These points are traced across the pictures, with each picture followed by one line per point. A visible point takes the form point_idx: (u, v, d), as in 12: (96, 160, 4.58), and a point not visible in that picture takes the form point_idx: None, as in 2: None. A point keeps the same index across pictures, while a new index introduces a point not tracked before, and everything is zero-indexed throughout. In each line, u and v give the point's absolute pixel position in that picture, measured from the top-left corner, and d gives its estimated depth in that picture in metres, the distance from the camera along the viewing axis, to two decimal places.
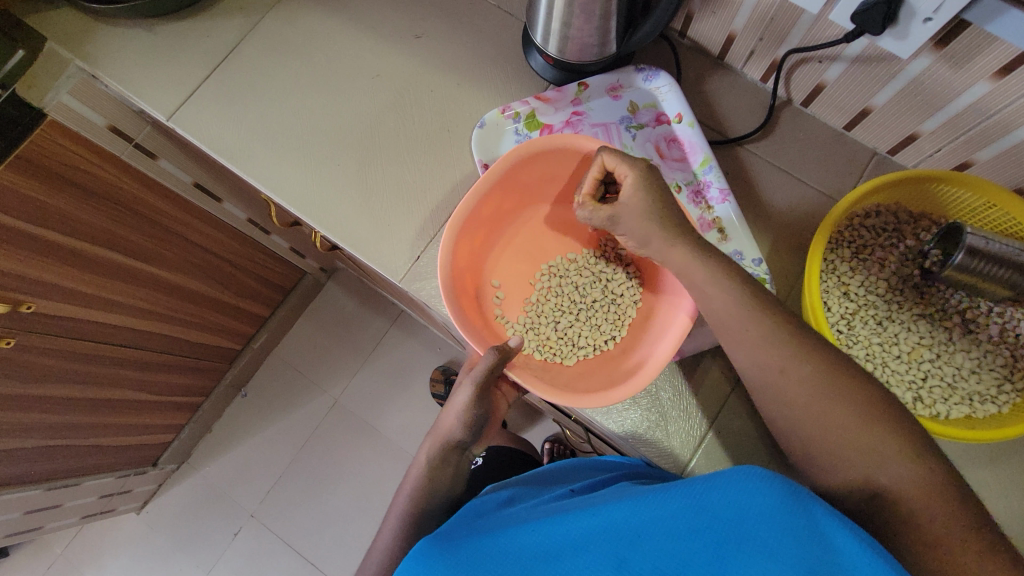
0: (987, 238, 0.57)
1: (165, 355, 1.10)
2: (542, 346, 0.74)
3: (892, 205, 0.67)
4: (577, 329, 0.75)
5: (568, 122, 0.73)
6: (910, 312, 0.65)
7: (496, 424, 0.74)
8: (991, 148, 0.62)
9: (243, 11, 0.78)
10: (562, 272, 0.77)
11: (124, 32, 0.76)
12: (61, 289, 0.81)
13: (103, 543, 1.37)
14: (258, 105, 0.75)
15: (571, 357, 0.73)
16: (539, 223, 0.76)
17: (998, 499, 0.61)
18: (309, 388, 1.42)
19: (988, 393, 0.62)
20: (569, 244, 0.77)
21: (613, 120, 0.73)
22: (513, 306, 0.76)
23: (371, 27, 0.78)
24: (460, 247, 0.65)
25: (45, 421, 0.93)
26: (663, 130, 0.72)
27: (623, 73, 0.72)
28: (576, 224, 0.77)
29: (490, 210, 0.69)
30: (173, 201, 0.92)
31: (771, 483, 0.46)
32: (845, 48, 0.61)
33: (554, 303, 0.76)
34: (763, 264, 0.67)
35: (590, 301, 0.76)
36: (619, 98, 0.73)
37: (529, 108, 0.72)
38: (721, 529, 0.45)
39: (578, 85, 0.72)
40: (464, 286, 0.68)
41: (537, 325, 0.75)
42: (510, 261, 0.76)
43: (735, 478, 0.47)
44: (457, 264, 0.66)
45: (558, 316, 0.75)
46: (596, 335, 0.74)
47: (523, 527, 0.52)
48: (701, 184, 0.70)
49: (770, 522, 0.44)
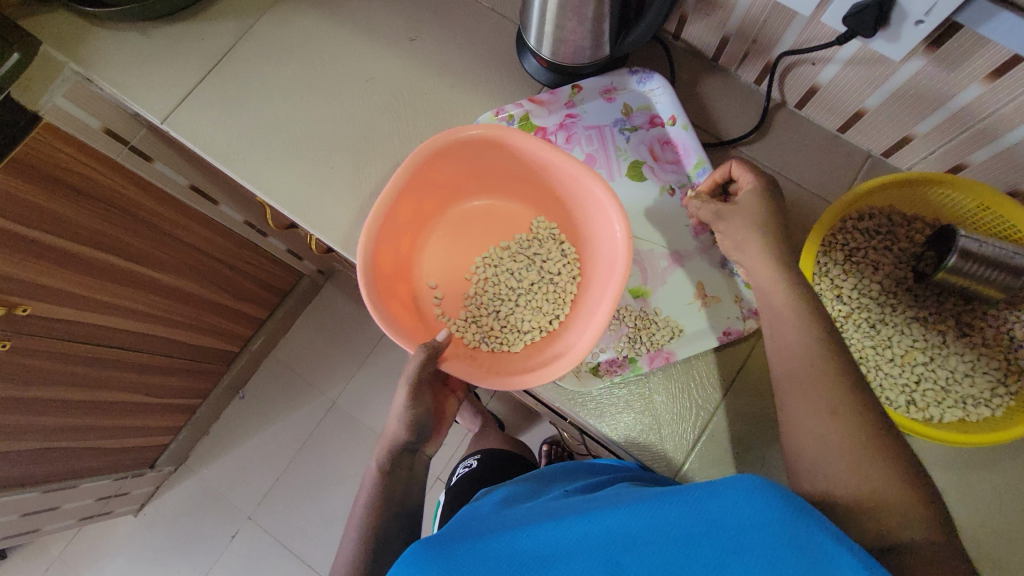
0: (981, 241, 0.57)
1: (162, 357, 1.10)
2: (488, 338, 0.74)
3: (886, 208, 0.67)
4: (519, 314, 0.75)
5: (562, 124, 0.73)
6: (903, 315, 0.65)
7: (445, 421, 0.77)
8: (985, 150, 0.61)
9: (238, 14, 0.78)
10: (497, 260, 0.77)
11: (119, 35, 0.76)
12: (58, 293, 0.81)
13: (101, 545, 1.37)
14: (252, 108, 0.75)
15: (519, 343, 0.73)
16: (465, 218, 0.78)
17: (993, 502, 0.61)
18: (307, 390, 1.42)
19: (981, 396, 0.61)
20: (501, 232, 0.78)
21: (607, 123, 0.73)
22: (453, 303, 0.76)
23: (365, 29, 0.78)
24: (382, 252, 0.66)
25: (42, 424, 0.93)
26: (657, 132, 0.72)
27: (617, 75, 0.72)
28: (503, 212, 0.78)
29: (407, 214, 0.70)
30: (169, 204, 0.92)
31: (769, 492, 0.45)
32: (837, 50, 0.61)
33: (492, 292, 0.76)
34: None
35: (527, 285, 0.76)
36: (613, 100, 0.73)
37: (523, 111, 0.72)
38: (713, 538, 0.45)
39: (572, 87, 0.72)
40: (394, 290, 0.69)
41: (480, 318, 0.75)
42: (442, 260, 0.77)
43: (731, 488, 0.47)
44: (382, 270, 0.66)
45: (498, 304, 0.76)
46: (538, 317, 0.74)
47: (517, 532, 0.52)
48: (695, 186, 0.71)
49: (763, 533, 0.43)
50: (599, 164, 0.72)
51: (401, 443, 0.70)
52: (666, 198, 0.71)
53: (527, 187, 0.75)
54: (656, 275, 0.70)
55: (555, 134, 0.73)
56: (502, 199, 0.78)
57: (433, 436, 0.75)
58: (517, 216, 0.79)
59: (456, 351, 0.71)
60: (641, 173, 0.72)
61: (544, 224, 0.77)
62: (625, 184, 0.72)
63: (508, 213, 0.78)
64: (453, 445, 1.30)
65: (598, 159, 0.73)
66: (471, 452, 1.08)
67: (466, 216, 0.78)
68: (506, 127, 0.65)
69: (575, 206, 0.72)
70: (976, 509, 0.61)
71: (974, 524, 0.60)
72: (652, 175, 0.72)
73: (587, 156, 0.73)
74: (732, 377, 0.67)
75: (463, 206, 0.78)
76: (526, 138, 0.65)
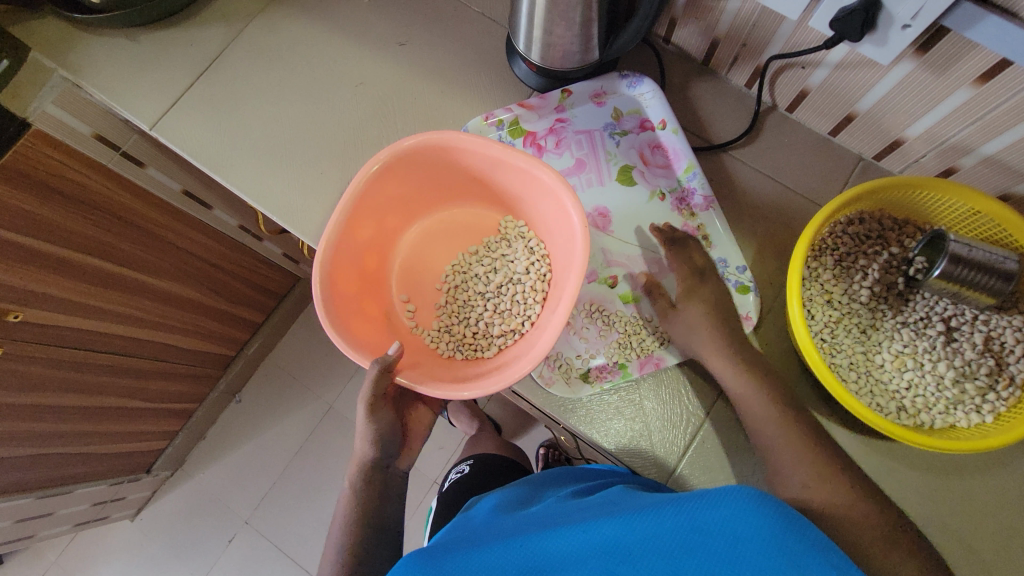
0: (970, 245, 0.57)
1: (157, 362, 1.10)
2: (462, 345, 0.74)
3: (876, 212, 0.67)
4: (490, 320, 0.74)
5: (552, 129, 0.73)
6: (894, 320, 0.64)
7: (415, 436, 0.78)
8: (976, 154, 0.61)
9: (228, 19, 0.78)
10: (465, 267, 0.77)
11: (109, 41, 0.76)
12: (51, 300, 0.81)
13: (97, 550, 1.37)
14: (242, 114, 0.75)
15: (490, 349, 0.73)
16: (433, 230, 0.78)
17: (986, 507, 0.60)
18: (303, 394, 1.41)
19: (972, 402, 0.60)
20: (470, 239, 0.78)
21: (597, 127, 0.73)
22: (425, 313, 0.77)
23: (355, 34, 0.77)
24: (342, 274, 0.66)
25: (36, 430, 0.93)
26: (647, 136, 0.72)
27: (607, 79, 0.72)
28: (472, 218, 0.78)
29: (369, 231, 0.70)
30: (162, 209, 0.91)
31: (761, 501, 0.45)
32: (826, 54, 0.61)
33: (461, 300, 0.76)
34: (748, 271, 0.68)
35: (496, 288, 0.76)
36: (603, 104, 0.73)
37: (513, 115, 0.72)
38: (711, 551, 0.44)
39: (561, 92, 0.72)
40: (360, 307, 0.69)
41: (451, 327, 0.75)
42: (409, 274, 0.77)
43: (732, 499, 0.46)
44: (344, 289, 0.66)
45: (467, 311, 0.75)
46: (509, 321, 0.73)
47: (512, 541, 0.51)
48: (685, 191, 0.71)
49: (761, 547, 0.42)
50: (588, 168, 0.72)
51: (387, 449, 0.70)
52: (656, 203, 0.71)
53: (490, 190, 0.74)
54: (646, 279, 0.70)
55: (545, 139, 0.73)
56: (468, 206, 0.78)
57: (404, 450, 0.75)
58: (484, 220, 0.78)
59: (425, 362, 0.71)
60: (631, 177, 0.72)
61: (511, 224, 0.76)
62: (615, 188, 0.72)
63: (477, 219, 0.78)
64: (450, 449, 1.29)
65: (588, 163, 0.73)
66: (466, 457, 1.08)
67: (434, 228, 0.78)
68: (449, 132, 0.65)
69: (536, 206, 0.70)
70: (968, 514, 0.60)
71: (967, 530, 0.60)
72: (642, 180, 0.71)
73: (577, 159, 0.73)
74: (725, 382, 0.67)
75: (429, 218, 0.78)
76: (473, 140, 0.64)
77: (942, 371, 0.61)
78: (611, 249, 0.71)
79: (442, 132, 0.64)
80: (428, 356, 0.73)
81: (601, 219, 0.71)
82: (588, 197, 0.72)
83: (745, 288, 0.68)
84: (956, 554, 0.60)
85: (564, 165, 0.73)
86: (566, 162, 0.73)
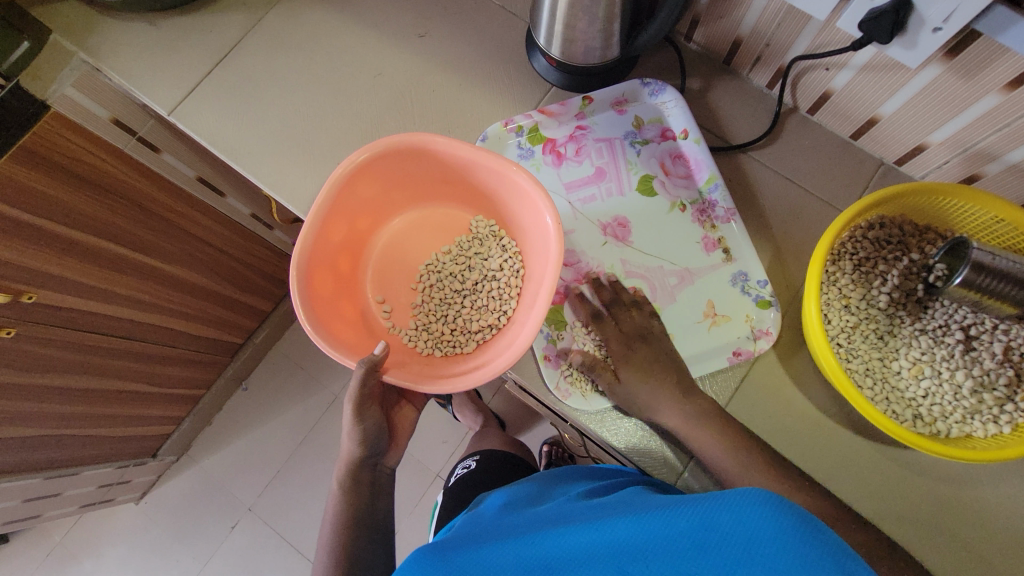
0: (994, 253, 0.56)
1: (166, 347, 1.10)
2: (441, 342, 0.74)
3: (898, 217, 0.66)
4: (467, 317, 0.74)
5: (571, 136, 0.72)
6: (911, 327, 0.64)
7: (401, 433, 0.77)
8: (1001, 161, 0.60)
9: (247, 7, 0.78)
10: (441, 265, 0.76)
11: (129, 26, 0.76)
12: (65, 283, 0.81)
13: (101, 533, 1.38)
14: (258, 102, 0.75)
15: (469, 345, 0.73)
16: (406, 231, 0.77)
17: (998, 518, 0.60)
18: (308, 384, 1.42)
19: (989, 413, 0.59)
20: (443, 236, 0.78)
21: (618, 135, 0.72)
22: (402, 313, 0.76)
23: (373, 24, 0.77)
24: (317, 278, 0.66)
25: (45, 411, 0.93)
26: (669, 145, 0.72)
27: (630, 87, 0.71)
28: (444, 218, 0.77)
29: (341, 234, 0.69)
30: (177, 195, 0.91)
31: (783, 509, 0.42)
32: (853, 55, 0.60)
33: (438, 298, 0.76)
34: (769, 286, 0.67)
35: (471, 285, 0.76)
36: (624, 112, 0.72)
37: (533, 121, 0.72)
38: (721, 550, 0.42)
39: (583, 98, 0.71)
40: (338, 309, 0.68)
41: (429, 324, 0.75)
42: (382, 275, 0.76)
43: (741, 498, 0.43)
44: (320, 292, 0.66)
45: (444, 309, 0.75)
46: (485, 316, 0.74)
47: (522, 539, 0.51)
48: (707, 203, 0.70)
49: (773, 548, 0.40)
50: (608, 177, 0.72)
51: (380, 438, 0.71)
52: (677, 214, 0.70)
53: (461, 189, 0.74)
54: (665, 292, 0.69)
55: (564, 146, 0.72)
56: (440, 205, 0.77)
57: (389, 447, 0.75)
58: (457, 218, 0.77)
59: (407, 360, 0.71)
60: (651, 188, 0.71)
61: (482, 223, 0.76)
62: (636, 198, 0.71)
63: (448, 218, 0.77)
64: (453, 443, 1.29)
65: (608, 171, 0.72)
66: (470, 452, 1.08)
67: (407, 229, 0.77)
68: (423, 133, 0.64)
69: (510, 205, 0.70)
70: (981, 526, 0.60)
71: (979, 540, 0.60)
72: (662, 190, 0.71)
73: (597, 168, 0.72)
74: (737, 384, 0.67)
75: (401, 219, 0.77)
76: (447, 141, 0.64)
77: (959, 380, 0.60)
78: (630, 260, 0.69)
79: (415, 133, 0.64)
80: (409, 356, 0.73)
81: (620, 229, 0.70)
82: (609, 206, 0.71)
83: (766, 303, 0.67)
84: (967, 565, 0.59)
85: (583, 173, 0.72)
86: (586, 170, 0.72)
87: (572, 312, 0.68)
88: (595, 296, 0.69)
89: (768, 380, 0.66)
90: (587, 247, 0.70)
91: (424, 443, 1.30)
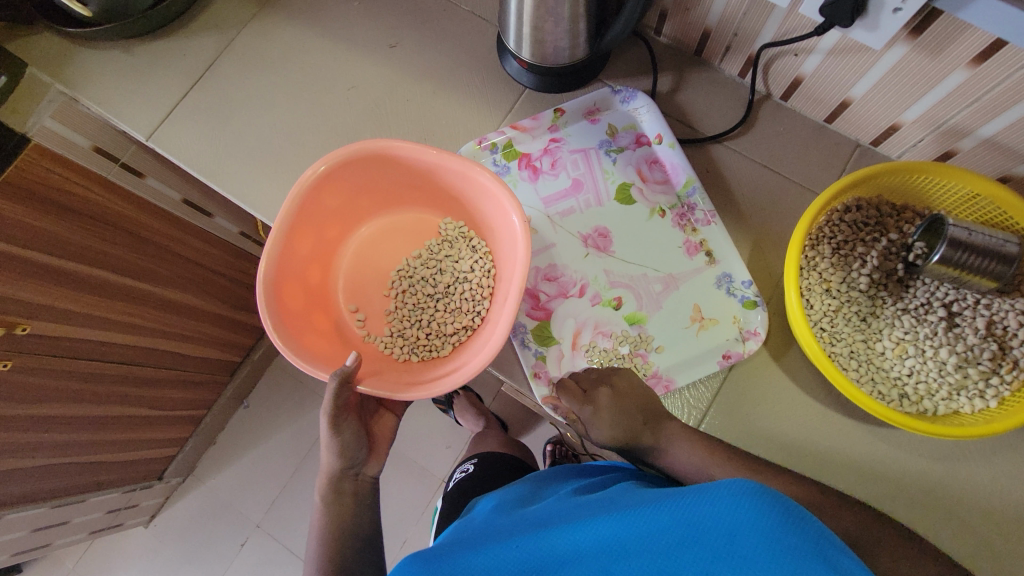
0: (970, 229, 0.56)
1: (164, 370, 1.10)
2: (417, 347, 0.74)
3: (874, 198, 0.66)
4: (441, 320, 0.75)
5: (546, 149, 0.73)
6: (894, 307, 0.64)
7: (383, 439, 0.77)
8: (973, 137, 0.60)
9: (219, 28, 0.78)
10: (413, 270, 0.77)
11: (103, 55, 0.77)
12: (58, 313, 0.81)
13: (113, 558, 1.39)
14: (235, 122, 0.76)
15: (445, 348, 0.74)
16: (375, 238, 0.77)
17: (994, 490, 0.60)
18: (310, 397, 1.42)
19: (975, 388, 0.60)
20: (414, 241, 0.78)
21: (592, 145, 0.73)
22: (376, 320, 0.76)
23: (344, 37, 0.77)
24: (287, 291, 0.66)
25: (47, 441, 0.93)
26: (644, 151, 0.72)
27: (601, 96, 0.72)
28: (412, 222, 0.78)
29: (307, 246, 0.69)
30: (164, 218, 0.92)
31: (764, 499, 0.42)
32: (819, 40, 0.60)
33: (412, 302, 0.76)
34: (753, 286, 0.67)
35: (444, 288, 0.76)
36: (597, 121, 0.73)
37: (506, 138, 0.72)
38: (705, 543, 0.42)
39: (554, 111, 0.71)
40: (309, 322, 0.69)
41: (405, 330, 0.75)
42: (352, 283, 0.76)
43: (723, 493, 0.44)
44: (290, 305, 0.66)
45: (418, 314, 0.75)
46: (459, 318, 0.74)
47: (509, 543, 0.50)
48: (686, 206, 0.70)
49: (756, 540, 0.40)
50: (586, 188, 0.72)
51: None
52: (657, 219, 0.70)
53: (425, 193, 0.74)
54: (651, 300, 0.69)
55: (540, 160, 0.73)
56: (407, 210, 0.77)
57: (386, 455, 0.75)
58: (425, 222, 0.78)
59: (383, 368, 0.71)
60: (630, 195, 0.71)
61: (451, 226, 0.76)
62: (615, 208, 0.71)
63: (415, 222, 0.78)
64: (457, 448, 1.29)
65: (586, 182, 0.72)
66: (470, 455, 1.08)
67: (375, 236, 0.77)
68: (383, 140, 0.64)
69: (475, 205, 0.71)
70: (978, 501, 0.60)
71: (977, 515, 0.60)
72: (641, 197, 0.71)
73: (574, 180, 0.72)
74: (725, 375, 0.67)
75: (368, 226, 0.77)
76: (406, 147, 0.65)
77: (944, 357, 0.61)
78: (613, 269, 0.69)
79: (375, 139, 0.64)
80: (386, 363, 0.73)
81: (601, 239, 0.70)
82: (587, 217, 0.71)
83: (751, 304, 0.67)
84: (968, 540, 0.59)
85: (560, 186, 0.72)
86: (563, 183, 0.72)
87: (560, 326, 0.68)
88: (580, 309, 0.68)
89: (755, 368, 0.66)
90: (570, 258, 0.70)
91: (428, 449, 1.30)
